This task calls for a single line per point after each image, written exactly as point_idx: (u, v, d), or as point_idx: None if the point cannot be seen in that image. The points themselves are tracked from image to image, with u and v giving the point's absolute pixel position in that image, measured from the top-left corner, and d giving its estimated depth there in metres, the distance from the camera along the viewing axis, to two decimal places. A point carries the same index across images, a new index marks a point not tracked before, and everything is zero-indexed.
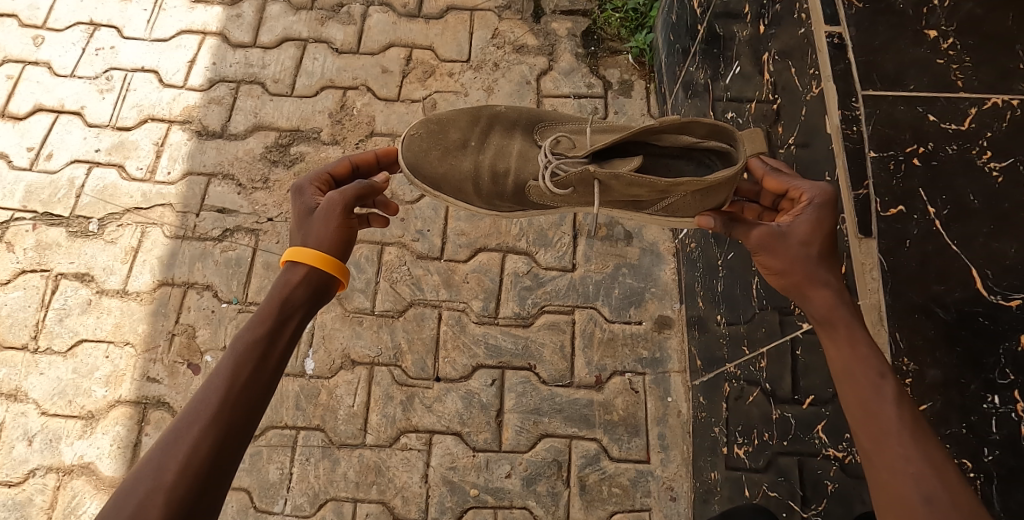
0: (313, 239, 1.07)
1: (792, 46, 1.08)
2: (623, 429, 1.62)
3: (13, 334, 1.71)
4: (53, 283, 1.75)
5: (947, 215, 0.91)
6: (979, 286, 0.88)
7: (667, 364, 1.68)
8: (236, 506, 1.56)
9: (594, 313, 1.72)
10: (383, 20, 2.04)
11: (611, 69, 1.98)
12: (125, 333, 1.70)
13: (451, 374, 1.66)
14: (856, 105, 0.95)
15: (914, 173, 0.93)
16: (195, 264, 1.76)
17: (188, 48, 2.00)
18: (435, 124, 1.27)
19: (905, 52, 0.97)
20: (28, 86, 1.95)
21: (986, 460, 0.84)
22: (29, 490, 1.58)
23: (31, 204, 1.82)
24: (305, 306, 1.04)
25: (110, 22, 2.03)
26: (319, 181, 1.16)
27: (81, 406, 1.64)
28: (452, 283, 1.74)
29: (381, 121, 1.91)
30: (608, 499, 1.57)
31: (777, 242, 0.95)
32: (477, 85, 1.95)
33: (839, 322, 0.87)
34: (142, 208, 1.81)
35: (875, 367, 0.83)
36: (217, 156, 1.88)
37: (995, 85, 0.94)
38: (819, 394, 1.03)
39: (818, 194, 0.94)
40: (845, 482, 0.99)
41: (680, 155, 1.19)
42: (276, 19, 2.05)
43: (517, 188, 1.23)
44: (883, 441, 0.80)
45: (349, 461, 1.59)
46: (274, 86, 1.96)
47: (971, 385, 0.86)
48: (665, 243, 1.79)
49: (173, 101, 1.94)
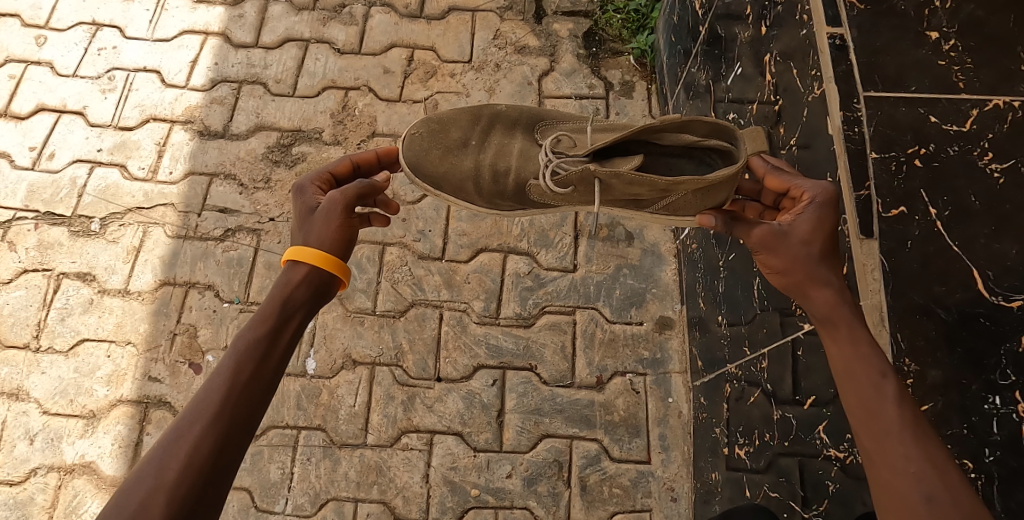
0: (314, 238, 1.07)
1: (793, 47, 1.08)
2: (624, 430, 1.63)
3: (15, 333, 1.71)
4: (54, 283, 1.75)
5: (948, 216, 0.91)
6: (980, 287, 0.89)
7: (668, 364, 1.68)
8: (237, 505, 1.57)
9: (595, 313, 1.72)
10: (385, 20, 2.04)
11: (612, 70, 1.99)
12: (126, 333, 1.70)
13: (452, 375, 1.66)
14: (858, 106, 0.95)
15: (915, 174, 0.93)
16: (197, 264, 1.76)
17: (190, 48, 2.01)
18: (436, 123, 1.27)
19: (907, 54, 0.97)
20: (31, 85, 1.95)
21: (987, 460, 0.84)
22: (31, 490, 1.59)
23: (33, 204, 1.82)
24: (306, 306, 1.05)
25: (112, 22, 2.04)
26: (320, 180, 1.16)
27: (83, 406, 1.64)
28: (453, 284, 1.74)
29: (383, 121, 1.91)
30: (609, 499, 1.58)
31: (778, 241, 0.95)
32: (478, 85, 1.95)
33: (840, 322, 0.88)
34: (144, 208, 1.82)
35: (876, 367, 0.83)
36: (219, 156, 1.88)
37: (996, 86, 0.94)
38: (820, 395, 1.03)
39: (820, 193, 0.94)
40: (846, 482, 0.99)
41: (681, 154, 1.19)
42: (279, 19, 2.05)
43: (518, 188, 1.23)
44: (884, 441, 0.80)
45: (350, 461, 1.60)
46: (276, 86, 1.96)
47: (972, 385, 0.86)
48: (667, 243, 1.79)
49: (175, 101, 1.94)
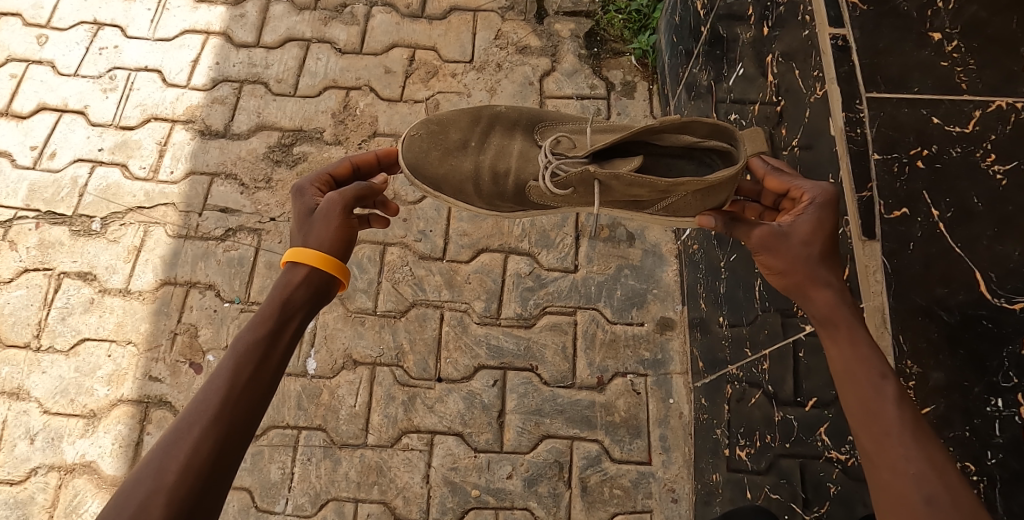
0: (314, 238, 1.07)
1: (795, 48, 1.08)
2: (625, 431, 1.62)
3: (16, 332, 1.71)
4: (55, 282, 1.75)
5: (951, 218, 0.91)
6: (983, 289, 0.88)
7: (669, 365, 1.67)
8: (237, 505, 1.56)
9: (596, 314, 1.72)
10: (387, 20, 2.04)
11: (613, 70, 1.99)
12: (127, 332, 1.70)
13: (453, 375, 1.66)
14: (860, 108, 0.95)
15: (918, 176, 0.93)
16: (198, 263, 1.76)
17: (192, 48, 2.01)
18: (435, 124, 1.27)
19: (909, 55, 0.97)
20: (32, 85, 1.95)
21: (989, 463, 0.84)
22: (31, 489, 1.59)
23: (34, 203, 1.82)
24: (306, 307, 1.05)
25: (114, 21, 2.04)
26: (320, 181, 1.16)
27: (83, 405, 1.64)
28: (454, 284, 1.74)
29: (383, 121, 1.91)
30: (609, 500, 1.57)
31: (778, 242, 0.95)
32: (479, 85, 1.95)
33: (840, 323, 0.87)
34: (145, 208, 1.81)
35: (876, 367, 0.83)
36: (220, 155, 1.88)
37: (999, 88, 0.94)
38: (822, 396, 1.03)
39: (820, 194, 0.94)
40: (847, 485, 0.99)
41: (681, 154, 1.19)
42: (280, 19, 2.05)
43: (518, 188, 1.23)
44: (885, 442, 0.80)
45: (350, 461, 1.59)
46: (277, 86, 1.96)
47: (974, 387, 0.86)
48: (668, 244, 1.78)
49: (176, 100, 1.94)
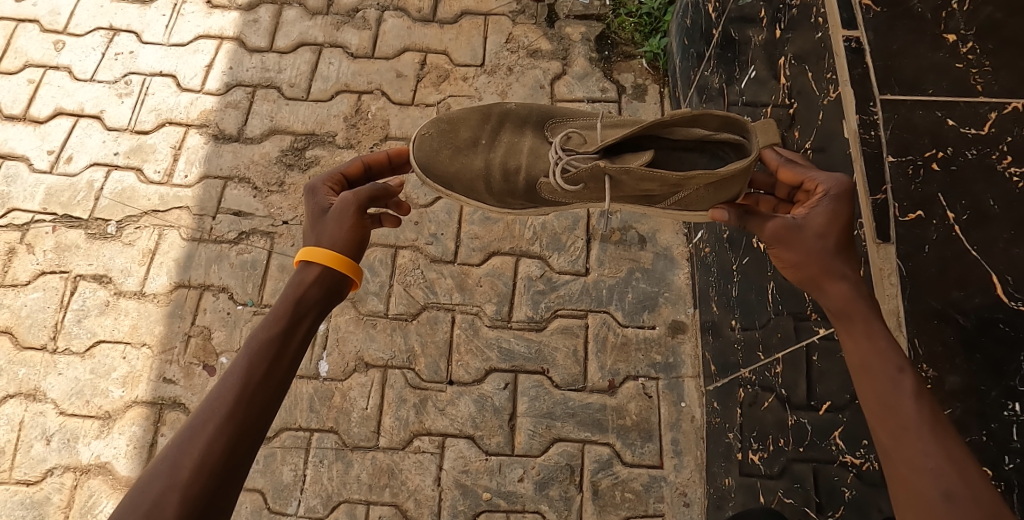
0: (327, 238, 1.07)
1: (807, 51, 1.08)
2: (636, 434, 1.62)
3: (33, 334, 1.73)
4: (71, 284, 1.77)
5: (966, 221, 0.90)
6: (1001, 293, 0.87)
7: (681, 369, 1.67)
8: (250, 506, 1.57)
9: (607, 317, 1.72)
10: (399, 25, 2.05)
11: (625, 73, 1.98)
12: (141, 334, 1.72)
13: (464, 378, 1.67)
14: (874, 109, 0.95)
15: (933, 178, 0.92)
16: (211, 266, 1.78)
17: (205, 53, 2.03)
18: (446, 122, 1.27)
19: (923, 57, 0.96)
20: (50, 90, 1.98)
21: (1007, 468, 0.82)
22: (47, 489, 1.60)
23: (50, 206, 1.84)
24: (318, 306, 1.05)
25: (129, 27, 2.06)
26: (332, 181, 1.17)
27: (98, 407, 1.66)
28: (465, 287, 1.74)
29: (395, 125, 1.92)
30: (621, 505, 1.57)
31: (793, 234, 0.96)
32: (491, 89, 1.96)
33: (857, 316, 0.87)
34: (159, 211, 1.83)
35: (894, 361, 0.83)
36: (233, 159, 1.89)
37: (1016, 90, 0.92)
38: (834, 400, 1.02)
39: (835, 186, 0.95)
40: (862, 490, 0.98)
41: (694, 147, 1.19)
42: (292, 24, 2.06)
43: (529, 186, 1.23)
44: (903, 436, 0.79)
45: (362, 463, 1.60)
46: (290, 90, 1.97)
47: (992, 392, 0.85)
48: (679, 247, 1.78)
49: (190, 105, 1.96)
